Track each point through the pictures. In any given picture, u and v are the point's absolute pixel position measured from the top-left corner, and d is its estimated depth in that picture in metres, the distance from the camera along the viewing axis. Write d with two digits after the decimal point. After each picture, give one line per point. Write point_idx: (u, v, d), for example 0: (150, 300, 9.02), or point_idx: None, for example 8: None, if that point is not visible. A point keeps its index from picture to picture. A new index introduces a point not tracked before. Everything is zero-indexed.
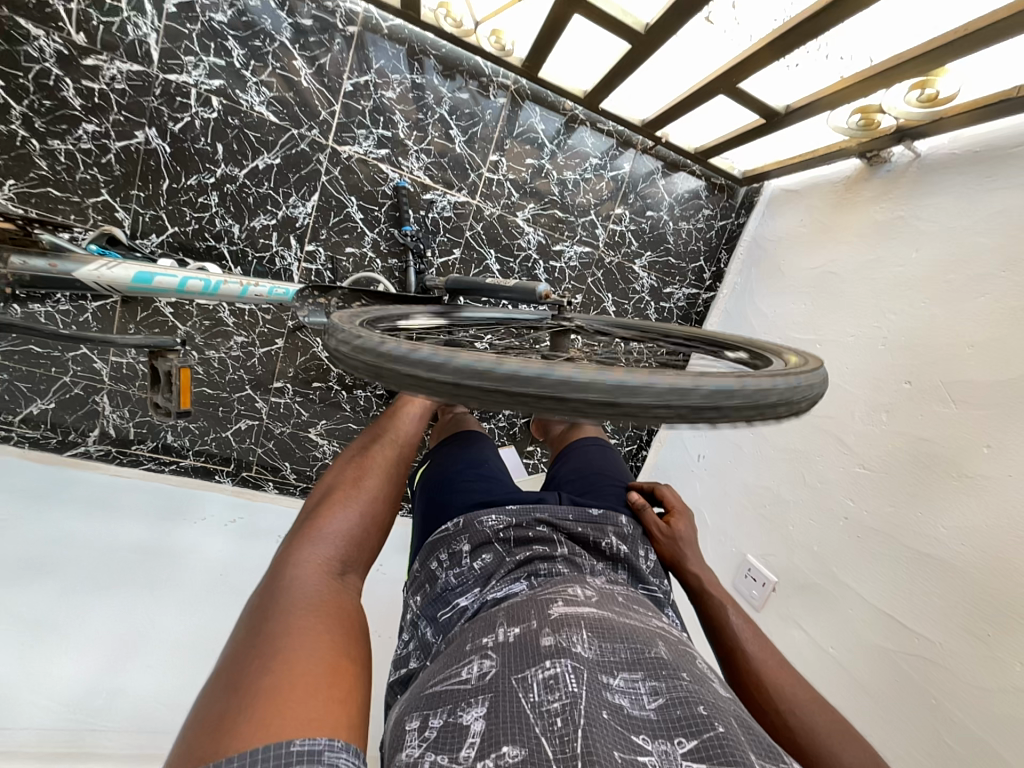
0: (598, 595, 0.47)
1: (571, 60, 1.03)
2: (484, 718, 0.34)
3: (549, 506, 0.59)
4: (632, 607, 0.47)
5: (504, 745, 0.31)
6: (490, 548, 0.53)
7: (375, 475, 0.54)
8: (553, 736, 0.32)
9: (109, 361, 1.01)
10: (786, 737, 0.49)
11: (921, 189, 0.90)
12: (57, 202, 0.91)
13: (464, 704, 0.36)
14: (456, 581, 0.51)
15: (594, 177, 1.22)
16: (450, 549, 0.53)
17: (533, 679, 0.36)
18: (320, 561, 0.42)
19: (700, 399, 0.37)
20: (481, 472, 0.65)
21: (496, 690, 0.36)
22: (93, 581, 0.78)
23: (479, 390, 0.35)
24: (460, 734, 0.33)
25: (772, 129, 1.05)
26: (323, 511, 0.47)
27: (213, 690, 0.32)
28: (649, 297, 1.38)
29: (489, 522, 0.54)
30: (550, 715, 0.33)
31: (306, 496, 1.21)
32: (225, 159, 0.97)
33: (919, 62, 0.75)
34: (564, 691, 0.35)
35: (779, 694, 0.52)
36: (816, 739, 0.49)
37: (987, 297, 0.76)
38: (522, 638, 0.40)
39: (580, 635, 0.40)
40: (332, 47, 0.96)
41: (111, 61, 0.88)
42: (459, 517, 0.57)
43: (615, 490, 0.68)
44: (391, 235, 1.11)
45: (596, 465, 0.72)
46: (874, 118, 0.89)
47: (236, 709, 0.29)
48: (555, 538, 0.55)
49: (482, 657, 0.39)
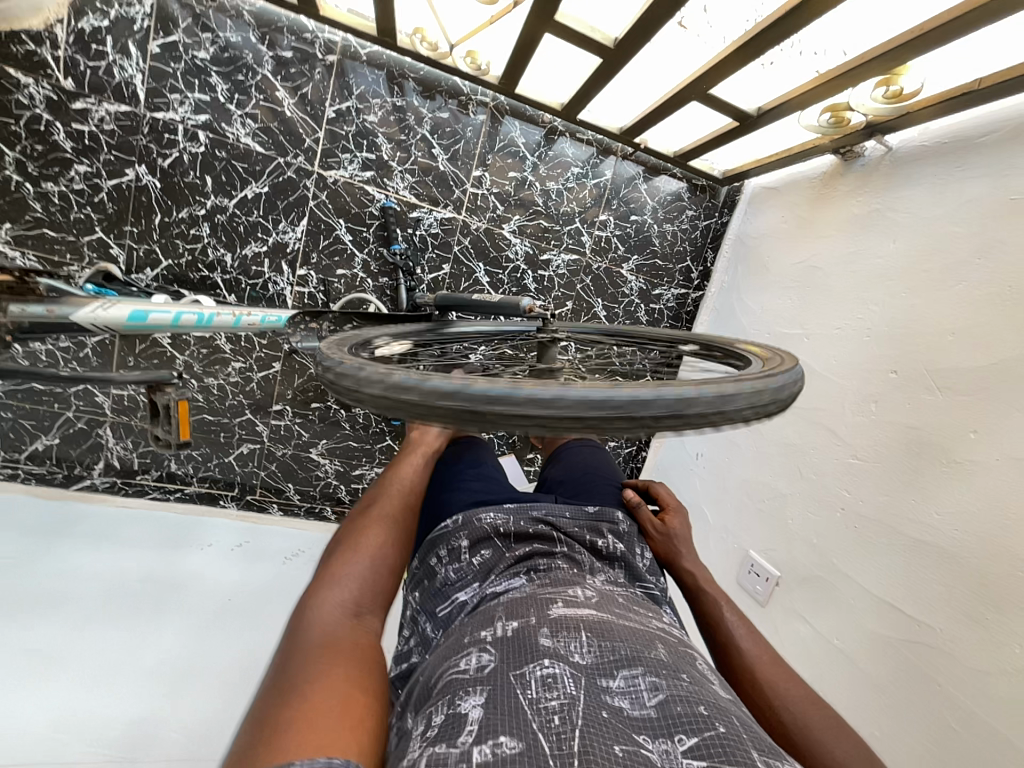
0: (598, 596, 0.48)
1: (546, 74, 1.06)
2: (481, 707, 0.35)
3: (546, 504, 0.59)
4: (632, 609, 0.48)
5: (502, 735, 0.32)
6: (489, 545, 0.54)
7: (392, 511, 0.55)
8: (551, 733, 0.33)
9: (110, 395, 1.02)
10: (777, 729, 0.50)
11: (895, 182, 0.92)
12: (53, 243, 0.94)
13: (462, 692, 0.36)
14: (455, 576, 0.52)
15: (577, 185, 1.24)
16: (449, 546, 0.54)
17: (532, 676, 0.37)
18: (341, 600, 0.44)
19: (676, 407, 0.39)
20: (480, 472, 0.66)
21: (494, 683, 0.37)
22: (103, 613, 0.79)
23: (460, 411, 0.37)
24: (459, 722, 0.34)
25: (750, 130, 1.06)
26: (342, 550, 0.49)
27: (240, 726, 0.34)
28: (639, 300, 1.39)
29: (489, 518, 0.55)
30: (548, 712, 0.35)
31: (311, 516, 1.23)
32: (215, 191, 1.00)
33: (882, 62, 0.78)
34: (563, 691, 0.36)
35: (771, 685, 0.53)
36: (807, 732, 0.50)
37: (966, 285, 0.78)
38: (521, 632, 0.41)
39: (578, 641, 0.41)
40: (314, 75, 0.99)
41: (99, 103, 0.90)
42: (458, 513, 0.57)
43: (609, 490, 0.69)
44: (381, 255, 1.13)
45: (590, 467, 0.74)
46: (844, 115, 0.92)
47: (260, 743, 0.31)
48: (554, 535, 0.55)
49: (480, 651, 0.40)
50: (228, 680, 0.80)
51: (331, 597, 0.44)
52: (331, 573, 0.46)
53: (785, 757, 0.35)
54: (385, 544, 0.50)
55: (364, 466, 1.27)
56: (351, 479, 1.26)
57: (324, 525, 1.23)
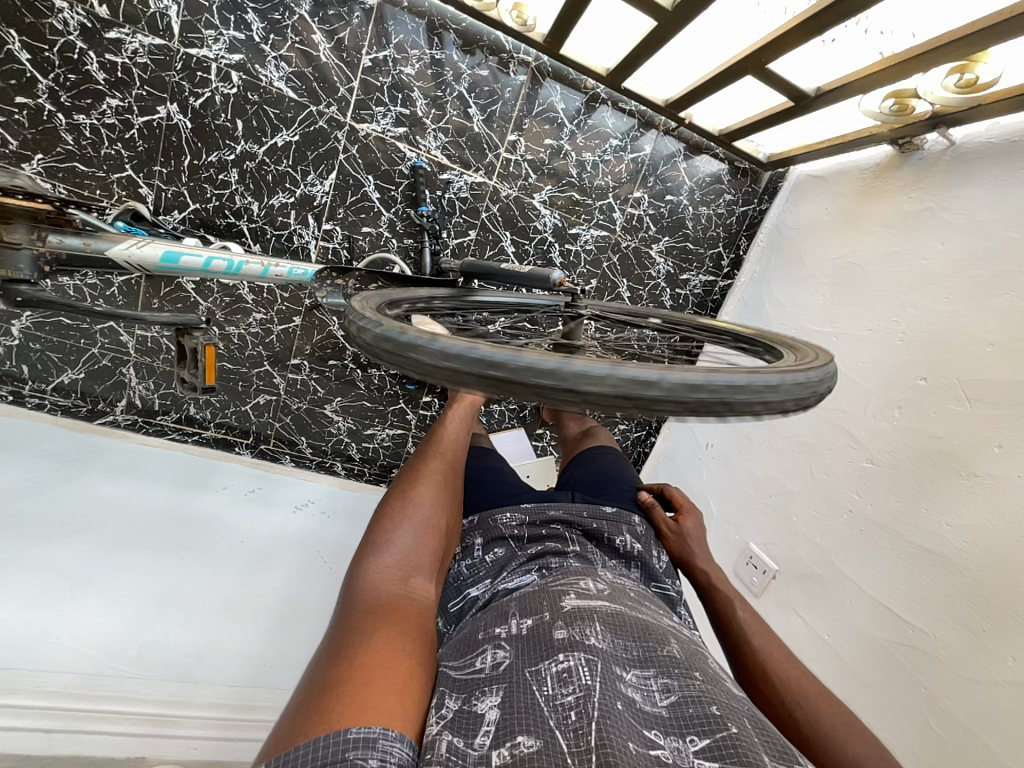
0: (611, 590, 0.49)
1: (595, 36, 1.00)
2: (498, 706, 0.36)
3: (562, 504, 0.61)
4: (644, 604, 0.49)
5: (519, 734, 0.33)
6: (503, 544, 0.56)
7: (437, 484, 0.55)
8: (568, 729, 0.34)
9: (135, 335, 1.04)
10: (790, 726, 0.50)
11: (953, 179, 0.87)
12: (83, 178, 0.93)
13: (479, 691, 0.38)
14: (468, 573, 0.54)
15: (614, 158, 1.19)
16: (463, 544, 0.58)
17: (547, 673, 0.38)
18: (387, 565, 0.45)
19: (707, 393, 0.38)
20: (493, 475, 0.68)
21: (510, 680, 0.38)
22: (126, 541, 0.83)
23: (486, 377, 0.36)
24: (475, 719, 0.35)
25: (801, 113, 1.01)
26: (386, 517, 0.50)
27: (304, 678, 0.37)
28: (665, 284, 1.36)
29: (504, 521, 0.58)
30: (564, 708, 0.35)
31: (321, 470, 1.26)
32: (245, 136, 0.98)
33: (958, 46, 0.73)
34: (578, 684, 0.37)
35: (785, 684, 0.53)
36: (823, 733, 0.48)
37: (1012, 295, 0.74)
38: (535, 629, 0.43)
39: (593, 629, 0.42)
40: (352, 20, 0.95)
41: (133, 35, 0.88)
42: (475, 516, 0.61)
43: (627, 491, 0.70)
44: (407, 216, 1.11)
45: (609, 468, 0.74)
46: (909, 103, 0.86)
47: (311, 703, 0.33)
48: (567, 534, 0.57)
49: (495, 647, 0.42)
50: (238, 615, 0.84)
51: (378, 565, 0.45)
52: (380, 537, 0.47)
53: (797, 761, 0.36)
54: (431, 510, 0.51)
55: (376, 426, 1.29)
56: (362, 437, 1.29)
57: (334, 480, 1.27)
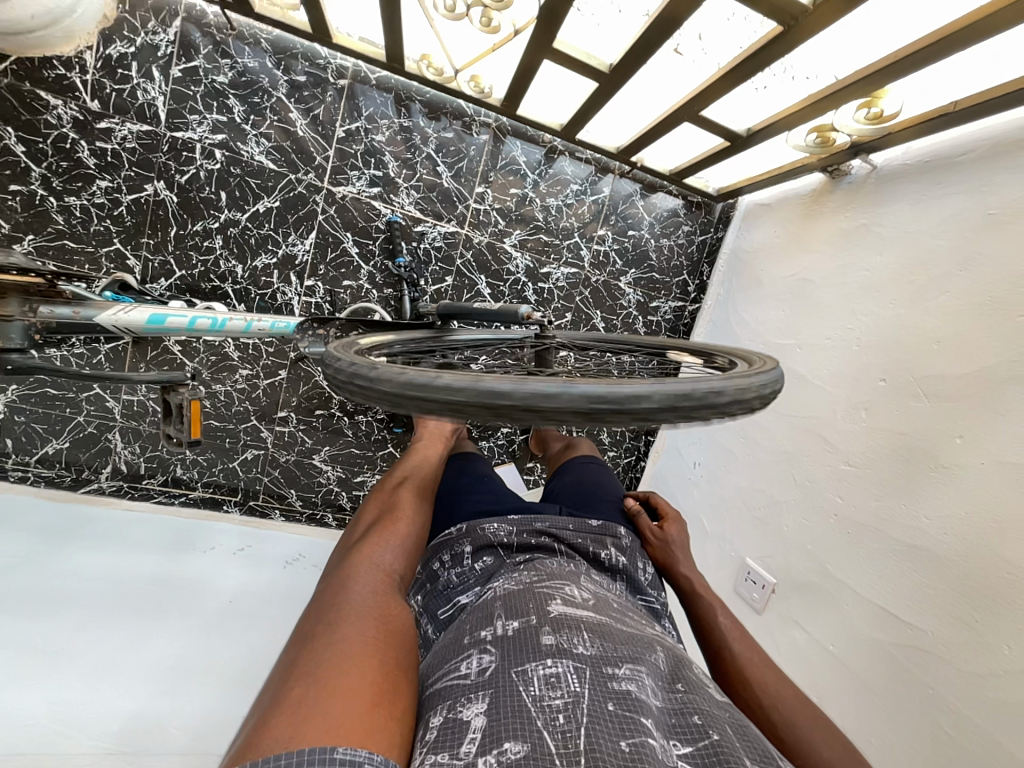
0: (595, 598, 0.50)
1: (546, 98, 1.11)
2: (484, 714, 0.36)
3: (549, 517, 0.62)
4: (627, 614, 0.49)
5: (506, 741, 0.33)
6: (492, 552, 0.57)
7: (415, 512, 0.58)
8: (555, 730, 0.34)
9: (121, 400, 1.06)
10: (768, 730, 0.49)
11: (880, 198, 0.96)
12: (72, 254, 0.98)
13: (463, 699, 0.38)
14: (457, 580, 0.55)
15: (576, 202, 1.29)
16: (452, 551, 0.57)
17: (534, 674, 0.39)
18: (374, 576, 0.46)
19: (659, 403, 0.41)
20: (480, 485, 0.70)
21: (495, 685, 0.38)
22: (110, 609, 0.80)
23: (456, 403, 0.39)
24: (461, 728, 0.35)
25: (738, 151, 1.11)
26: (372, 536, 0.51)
27: (275, 687, 0.35)
28: (637, 312, 1.42)
29: (492, 529, 0.58)
30: (552, 710, 0.36)
31: (313, 523, 1.24)
32: (228, 205, 1.04)
33: (866, 84, 0.82)
34: (567, 690, 0.37)
35: (763, 688, 0.52)
36: (798, 733, 0.48)
37: (947, 295, 0.81)
38: (521, 633, 0.43)
39: (580, 637, 0.42)
40: (325, 98, 1.04)
41: (122, 123, 0.96)
42: (460, 525, 0.61)
43: (611, 502, 0.71)
44: (385, 268, 1.17)
45: (593, 480, 0.76)
46: (830, 136, 0.96)
47: (300, 709, 0.32)
48: (555, 545, 0.58)
49: (481, 652, 0.42)
50: (227, 680, 0.81)
51: (365, 578, 0.45)
52: (366, 554, 0.48)
53: (780, 764, 0.36)
54: (411, 533, 0.54)
55: (365, 473, 1.28)
56: (352, 486, 1.28)
57: (325, 531, 1.25)
